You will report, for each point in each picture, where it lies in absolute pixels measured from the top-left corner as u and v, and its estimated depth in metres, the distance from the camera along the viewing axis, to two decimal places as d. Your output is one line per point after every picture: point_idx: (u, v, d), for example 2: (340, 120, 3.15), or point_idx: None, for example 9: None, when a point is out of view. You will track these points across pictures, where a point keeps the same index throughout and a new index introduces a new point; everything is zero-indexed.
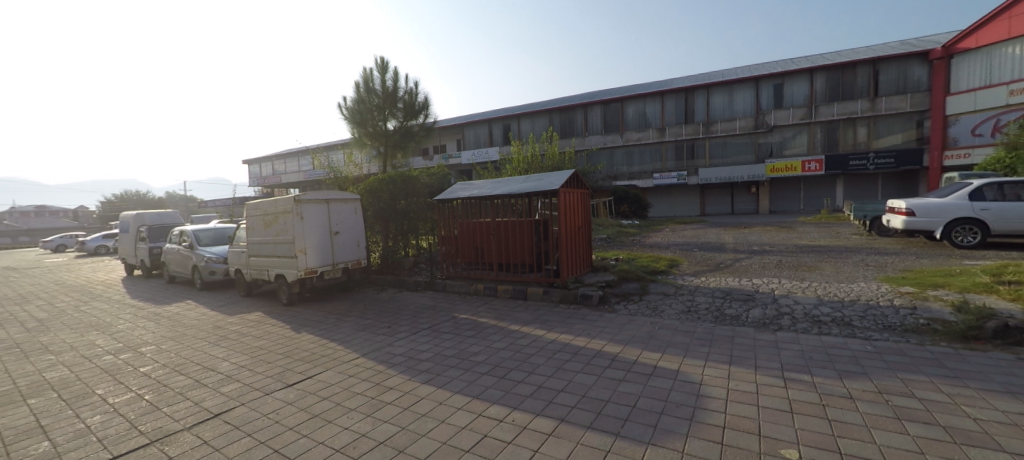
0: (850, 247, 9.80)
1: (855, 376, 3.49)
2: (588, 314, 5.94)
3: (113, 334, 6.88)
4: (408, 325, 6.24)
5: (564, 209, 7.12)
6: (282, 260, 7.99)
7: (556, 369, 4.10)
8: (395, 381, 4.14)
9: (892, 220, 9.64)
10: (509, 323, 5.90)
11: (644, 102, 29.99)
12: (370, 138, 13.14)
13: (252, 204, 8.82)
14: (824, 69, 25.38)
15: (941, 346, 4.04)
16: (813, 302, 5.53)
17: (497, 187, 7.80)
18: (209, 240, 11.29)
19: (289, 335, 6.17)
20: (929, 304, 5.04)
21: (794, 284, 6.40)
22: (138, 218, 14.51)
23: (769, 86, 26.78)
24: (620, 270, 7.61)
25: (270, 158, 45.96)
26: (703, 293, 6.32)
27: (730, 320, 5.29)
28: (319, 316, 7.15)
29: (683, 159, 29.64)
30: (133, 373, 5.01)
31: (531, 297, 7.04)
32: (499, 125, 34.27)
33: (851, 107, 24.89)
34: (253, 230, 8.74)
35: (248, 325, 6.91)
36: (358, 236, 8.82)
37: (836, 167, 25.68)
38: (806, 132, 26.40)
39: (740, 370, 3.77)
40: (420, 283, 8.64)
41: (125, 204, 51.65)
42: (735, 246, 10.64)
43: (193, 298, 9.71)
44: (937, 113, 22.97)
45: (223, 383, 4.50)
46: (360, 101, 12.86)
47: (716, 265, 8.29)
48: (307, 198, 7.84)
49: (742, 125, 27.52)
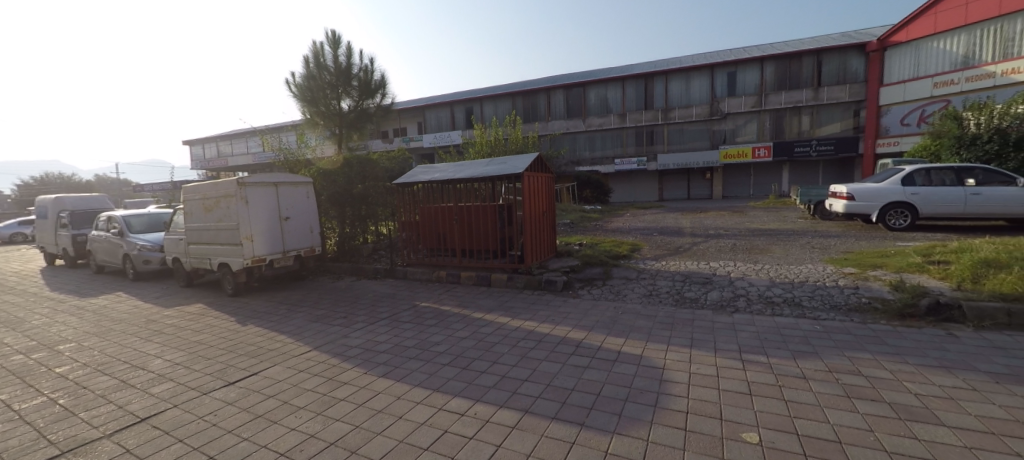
0: (798, 230, 10.33)
1: (807, 356, 3.66)
2: (553, 300, 5.90)
3: (26, 331, 6.10)
4: (365, 315, 5.94)
5: (528, 193, 6.99)
6: (226, 248, 7.39)
7: (521, 357, 3.99)
8: (349, 376, 3.88)
9: (834, 204, 10.23)
10: (472, 311, 5.75)
11: (606, 87, 30.20)
12: (322, 118, 12.40)
13: (189, 187, 8.07)
14: (774, 58, 26.47)
15: (882, 324, 4.31)
16: (766, 284, 5.75)
17: (460, 171, 7.54)
18: (143, 226, 10.30)
19: (234, 328, 5.70)
20: (869, 284, 5.37)
21: (749, 267, 6.64)
22: (57, 203, 12.98)
23: (723, 73, 27.68)
24: (584, 256, 7.63)
25: (214, 138, 42.68)
26: (663, 277, 6.43)
27: (690, 302, 5.41)
28: (268, 307, 6.69)
29: (642, 144, 30.24)
30: (46, 374, 4.42)
31: (495, 284, 6.91)
32: (462, 109, 33.51)
33: (796, 96, 26.22)
34: (192, 216, 8.02)
35: (187, 318, 6.35)
36: (311, 222, 8.30)
37: (783, 154, 27.07)
38: (756, 119, 27.59)
39: (701, 354, 3.83)
40: (379, 271, 8.29)
41: (44, 188, 46.40)
42: (693, 230, 10.96)
43: (124, 289, 8.85)
44: (872, 102, 24.58)
45: (154, 382, 4.04)
46: (311, 78, 12.03)
47: (676, 249, 8.48)
48: (252, 181, 7.23)
49: (698, 111, 28.36)
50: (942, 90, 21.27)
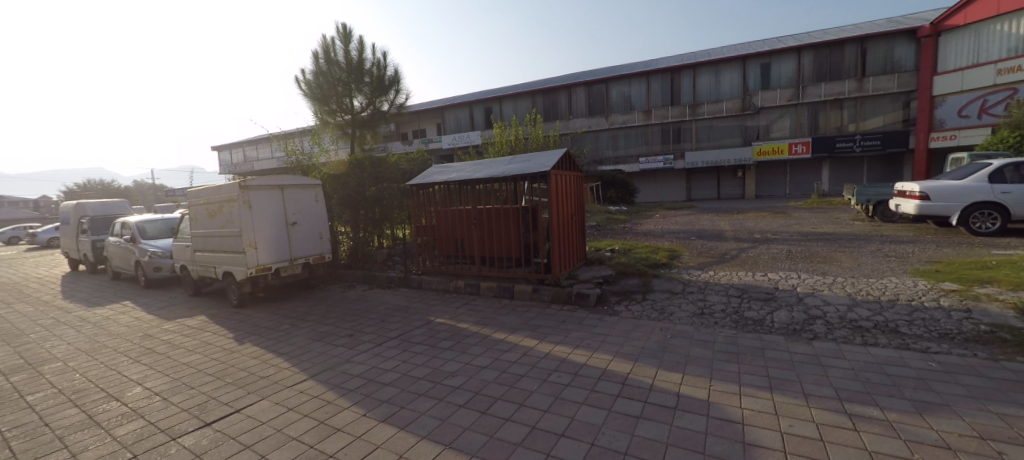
0: (859, 234, 9.19)
1: (938, 411, 2.76)
2: (586, 318, 5.09)
3: (19, 346, 5.68)
4: (373, 333, 5.25)
5: (555, 194, 6.19)
6: (229, 256, 6.88)
7: (553, 399, 3.20)
8: (345, 419, 3.17)
9: (903, 204, 9.04)
10: (493, 330, 4.98)
11: (629, 84, 28.95)
12: (333, 116, 11.92)
13: (192, 191, 7.63)
14: (812, 47, 24.70)
15: (1020, 363, 3.33)
16: (846, 303, 4.79)
17: (478, 170, 6.80)
18: (156, 232, 10.02)
19: (228, 348, 5.12)
20: (983, 306, 4.36)
21: (818, 280, 5.65)
22: (78, 209, 12.93)
23: (756, 65, 25.99)
24: (619, 264, 6.78)
25: (241, 143, 43.49)
26: (715, 291, 5.52)
27: (753, 325, 4.50)
28: (271, 322, 6.11)
29: (669, 143, 28.93)
30: (14, 404, 3.87)
31: (518, 297, 6.16)
32: (481, 108, 32.85)
33: (837, 87, 24.41)
34: (196, 222, 7.58)
35: (184, 334, 5.84)
36: (321, 227, 7.75)
37: (823, 150, 25.32)
38: (793, 114, 25.86)
39: (787, 402, 2.96)
40: (393, 279, 7.66)
41: (88, 192, 48.38)
42: (736, 234, 9.94)
43: (133, 298, 8.52)
44: (924, 93, 22.68)
45: (122, 420, 3.42)
46: (321, 74, 11.55)
47: (722, 256, 7.54)
48: (254, 183, 6.70)
49: (729, 106, 26.86)
50: (1007, 77, 19.60)
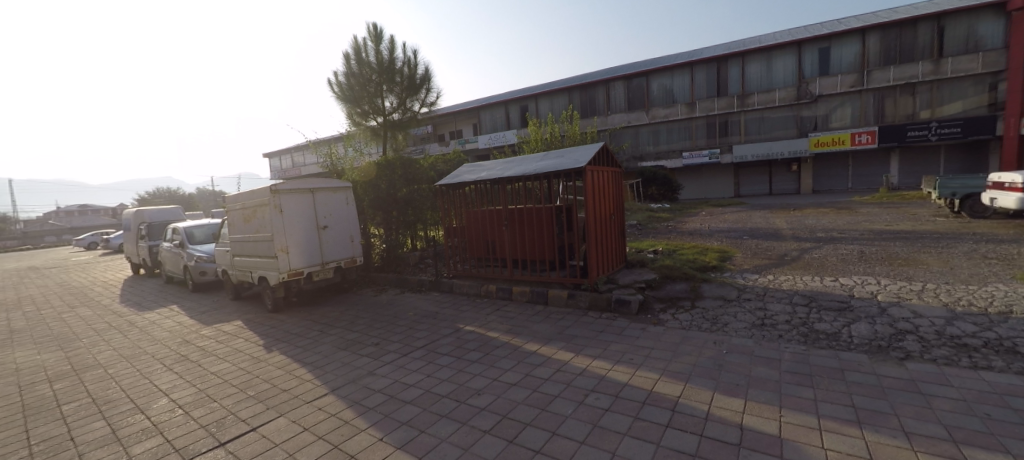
0: (945, 232, 8.05)
1: None
2: (627, 328, 4.62)
3: (69, 352, 5.93)
4: (399, 342, 5.04)
5: (591, 192, 5.72)
6: (263, 260, 6.95)
7: (591, 427, 2.78)
8: (360, 443, 2.91)
9: (1002, 199, 7.82)
10: (525, 340, 4.62)
11: (671, 77, 27.65)
12: (366, 118, 12.02)
13: (230, 196, 7.80)
14: (878, 28, 22.47)
15: None
16: (942, 315, 4.04)
17: (509, 169, 6.45)
18: (202, 237, 10.45)
19: (256, 356, 5.07)
20: None
21: (903, 286, 4.86)
22: (138, 216, 13.87)
23: (813, 50, 24.01)
24: (663, 267, 6.22)
25: (289, 150, 45.65)
26: (776, 298, 4.87)
27: (826, 340, 3.88)
28: (301, 328, 6.07)
29: (715, 136, 27.37)
30: (49, 414, 3.93)
31: (552, 303, 5.76)
32: (517, 107, 32.53)
33: (908, 70, 22.06)
34: (234, 227, 7.74)
35: (219, 340, 5.91)
36: (352, 230, 7.71)
37: (891, 139, 22.99)
38: (856, 101, 23.65)
39: (886, 443, 2.38)
40: (424, 283, 7.48)
41: (157, 199, 52.59)
42: (795, 233, 9.02)
43: (179, 302, 8.87)
44: (1015, 74, 20.27)
45: (140, 437, 3.34)
46: (352, 75, 11.64)
47: (780, 258, 6.78)
48: (285, 187, 6.72)
49: (782, 95, 25.00)
50: None
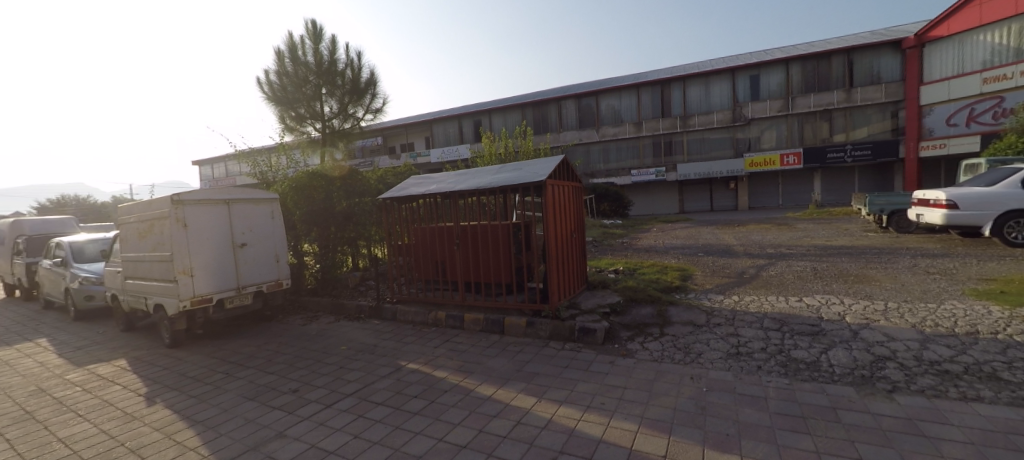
0: (881, 247, 8.40)
1: None
2: (593, 362, 4.09)
3: None
4: (326, 387, 4.17)
5: (552, 207, 5.22)
6: (161, 285, 5.76)
7: None
8: None
9: (928, 214, 8.31)
10: (477, 382, 3.94)
11: (619, 97, 28.56)
12: (301, 123, 11.01)
13: (123, 208, 6.52)
14: (800, 59, 24.54)
15: None
16: (915, 338, 3.86)
17: (462, 181, 5.83)
18: (94, 254, 8.85)
19: (132, 413, 3.96)
20: None
21: (867, 306, 4.74)
22: (14, 228, 11.66)
23: (746, 77, 25.77)
24: (627, 289, 5.83)
25: (223, 157, 42.01)
26: (748, 323, 4.57)
27: (808, 370, 3.56)
28: (203, 370, 4.97)
29: (660, 155, 28.41)
30: None
31: (509, 333, 5.14)
32: (470, 121, 32.10)
33: (826, 98, 24.20)
34: (126, 243, 6.47)
35: (88, 388, 4.67)
36: (277, 248, 6.70)
37: (814, 160, 25.01)
38: (783, 124, 25.53)
39: None
40: (363, 310, 6.58)
41: (61, 207, 46.35)
42: (746, 249, 9.13)
43: (52, 335, 7.27)
44: (912, 103, 22.66)
45: None
46: (286, 74, 10.74)
47: (739, 275, 6.65)
48: (191, 198, 5.63)
49: (719, 118, 26.49)
50: (993, 86, 19.86)
